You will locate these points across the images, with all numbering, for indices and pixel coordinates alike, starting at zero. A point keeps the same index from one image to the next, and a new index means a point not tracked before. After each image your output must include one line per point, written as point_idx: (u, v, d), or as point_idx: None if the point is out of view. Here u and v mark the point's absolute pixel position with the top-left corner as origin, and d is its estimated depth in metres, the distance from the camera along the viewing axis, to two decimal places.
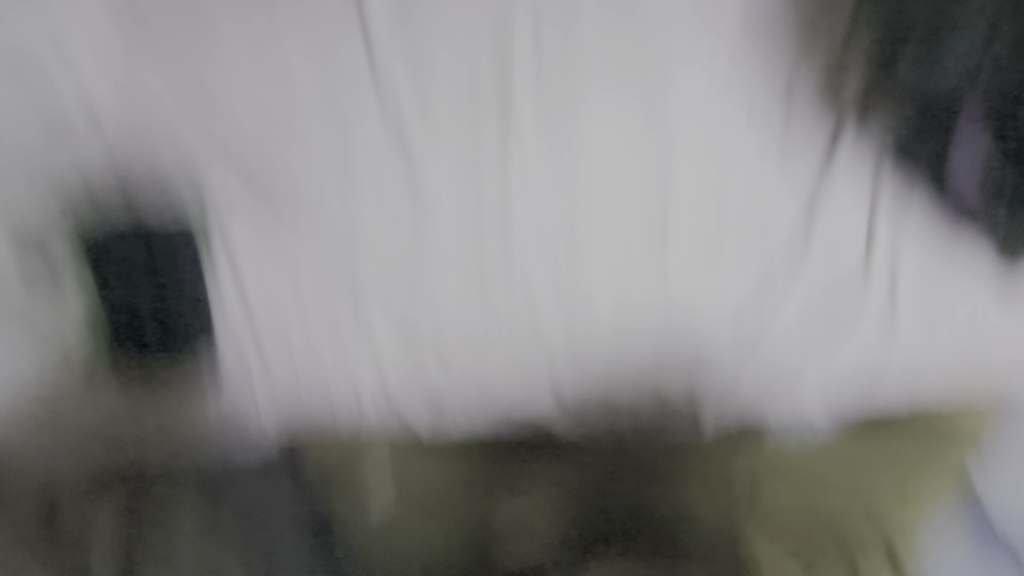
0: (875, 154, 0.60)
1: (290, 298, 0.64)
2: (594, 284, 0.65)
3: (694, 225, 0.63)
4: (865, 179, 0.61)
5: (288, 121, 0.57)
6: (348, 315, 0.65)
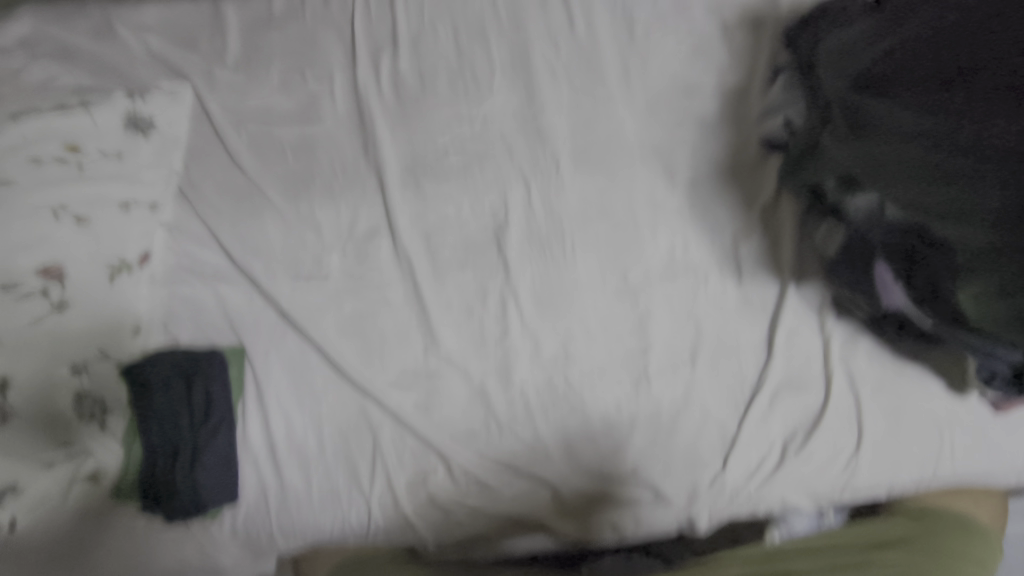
0: (813, 297, 0.74)
1: (315, 432, 0.72)
2: (584, 411, 0.70)
3: (669, 352, 0.72)
4: (810, 314, 0.73)
5: (354, 298, 0.78)
6: (366, 447, 0.71)
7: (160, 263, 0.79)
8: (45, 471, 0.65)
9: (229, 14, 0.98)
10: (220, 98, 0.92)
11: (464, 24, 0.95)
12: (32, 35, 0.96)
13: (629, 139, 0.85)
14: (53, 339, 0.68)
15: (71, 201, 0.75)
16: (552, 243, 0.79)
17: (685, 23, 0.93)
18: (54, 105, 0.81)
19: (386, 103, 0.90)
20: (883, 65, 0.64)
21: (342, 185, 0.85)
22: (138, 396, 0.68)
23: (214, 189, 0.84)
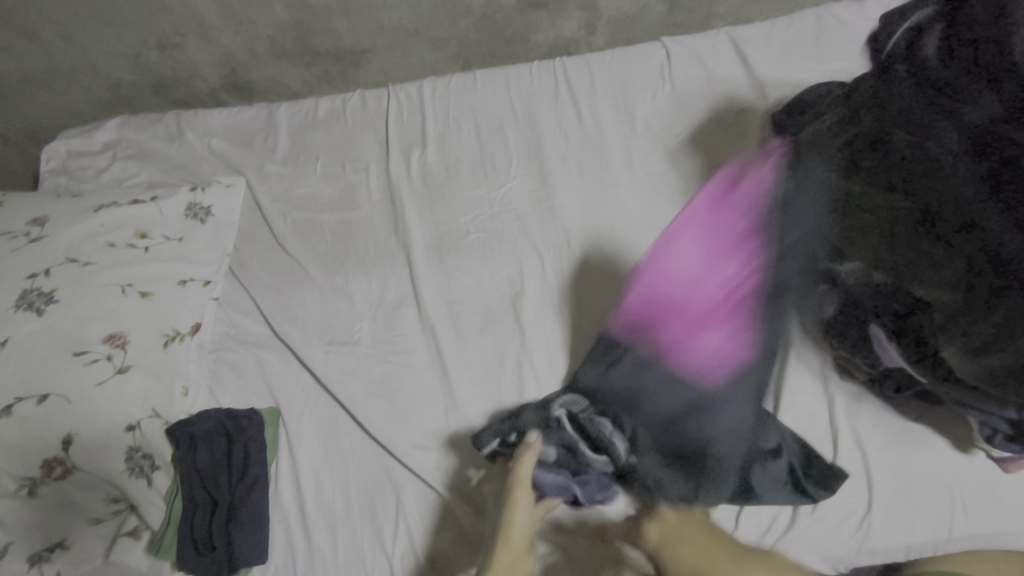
0: (816, 360, 0.78)
1: (342, 492, 0.76)
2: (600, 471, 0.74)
3: None
4: (814, 375, 0.78)
5: (382, 363, 0.84)
6: (390, 507, 0.75)
7: (207, 333, 0.87)
8: (94, 526, 0.73)
9: (281, 119, 1.13)
10: (270, 189, 1.05)
11: (485, 122, 1.07)
12: (116, 141, 1.13)
13: (634, 218, 0.93)
14: (113, 402, 0.72)
15: (136, 280, 0.83)
16: (564, 311, 0.86)
17: (682, 116, 1.04)
18: (130, 197, 0.93)
19: (415, 190, 1.01)
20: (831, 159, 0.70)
21: (374, 261, 0.94)
22: (185, 454, 0.73)
23: (261, 267, 0.95)
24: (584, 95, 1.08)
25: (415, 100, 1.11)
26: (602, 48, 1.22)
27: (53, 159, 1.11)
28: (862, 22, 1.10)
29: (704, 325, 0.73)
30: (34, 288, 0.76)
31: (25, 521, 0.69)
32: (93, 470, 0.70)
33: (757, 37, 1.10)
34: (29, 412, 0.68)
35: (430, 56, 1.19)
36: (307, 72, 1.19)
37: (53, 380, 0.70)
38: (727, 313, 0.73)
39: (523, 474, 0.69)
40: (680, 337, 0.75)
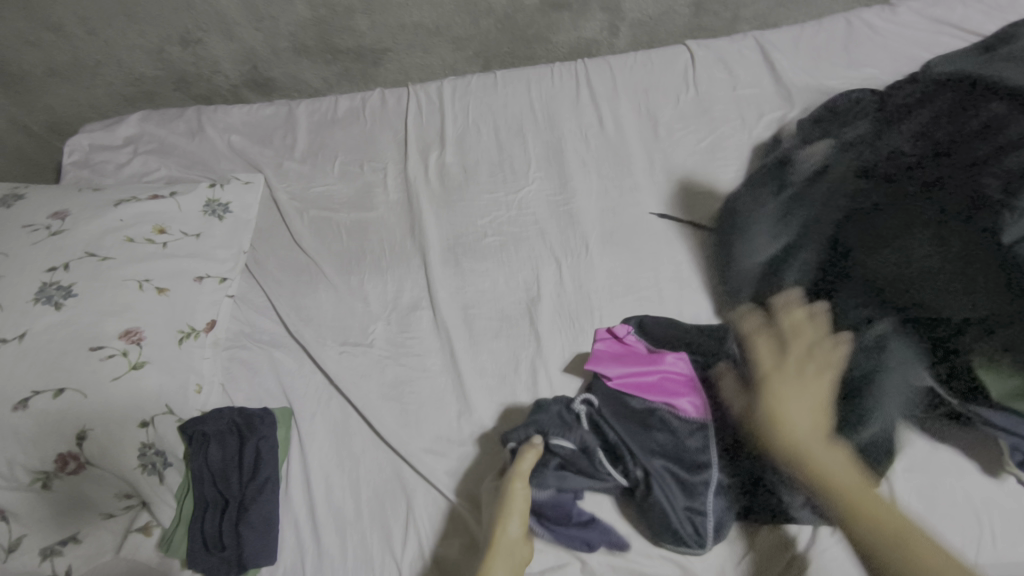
0: None
1: (353, 494, 0.75)
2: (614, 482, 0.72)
3: None
4: None
5: (395, 365, 0.83)
6: (400, 512, 0.74)
7: (222, 331, 0.87)
8: (107, 520, 0.73)
9: (301, 116, 1.13)
10: (288, 187, 1.05)
11: (505, 123, 1.06)
12: (137, 136, 1.14)
13: (653, 225, 0.92)
14: (128, 397, 0.72)
15: (153, 275, 0.83)
16: (580, 317, 0.84)
17: (706, 122, 1.02)
18: (149, 192, 0.93)
19: (433, 191, 1.00)
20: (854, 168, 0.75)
21: (389, 262, 0.93)
22: (197, 451, 0.73)
23: (277, 265, 0.95)
24: (605, 98, 1.06)
25: (435, 100, 1.11)
26: (625, 50, 1.21)
27: (75, 151, 1.12)
28: (893, 28, 1.07)
29: (670, 395, 0.73)
30: (53, 282, 0.76)
31: (38, 513, 0.70)
32: (105, 465, 0.70)
33: (784, 43, 1.08)
34: (45, 406, 0.69)
35: (451, 56, 1.18)
36: (328, 70, 1.19)
37: (69, 375, 0.71)
38: (679, 391, 0.73)
39: (522, 470, 0.68)
40: (642, 388, 0.74)
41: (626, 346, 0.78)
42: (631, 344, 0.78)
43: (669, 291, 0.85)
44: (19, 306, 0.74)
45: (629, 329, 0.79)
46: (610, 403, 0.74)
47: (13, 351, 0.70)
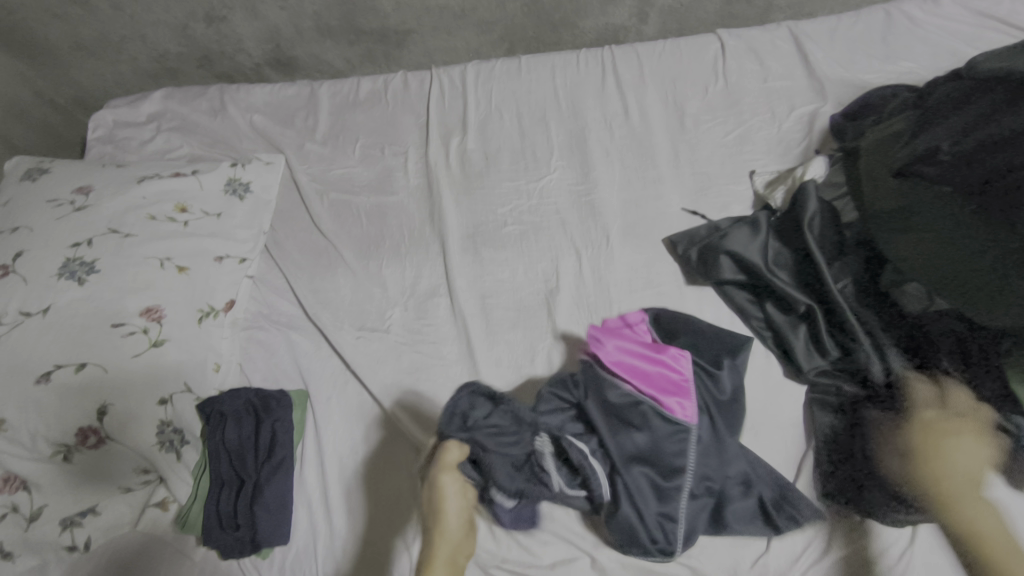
0: None
1: (366, 479, 0.76)
2: None
3: None
4: None
5: (411, 353, 0.83)
6: (411, 499, 0.74)
7: (240, 311, 0.87)
8: (125, 494, 0.74)
9: (323, 97, 1.12)
10: (309, 169, 1.04)
11: (528, 110, 1.05)
12: (161, 112, 1.14)
13: (676, 219, 0.90)
14: (146, 375, 0.73)
15: (174, 253, 0.83)
16: (599, 311, 0.83)
17: (734, 114, 0.99)
18: (171, 170, 0.94)
19: (453, 177, 0.99)
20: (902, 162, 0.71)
21: (408, 247, 0.93)
22: (214, 430, 0.73)
23: (296, 248, 0.95)
24: (632, 87, 1.04)
25: (458, 84, 1.09)
26: (653, 38, 1.18)
27: (99, 127, 1.12)
28: (936, 22, 1.03)
29: (659, 391, 0.69)
30: (76, 257, 0.77)
31: (57, 485, 0.71)
32: (124, 440, 0.71)
33: (820, 34, 1.04)
34: (67, 379, 0.70)
35: (475, 40, 1.16)
36: (351, 51, 1.18)
37: (92, 350, 0.71)
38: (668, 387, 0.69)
39: (448, 460, 0.61)
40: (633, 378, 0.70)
41: (631, 334, 0.74)
42: (639, 332, 0.75)
43: (690, 288, 0.84)
44: (44, 280, 0.75)
45: (644, 319, 0.76)
46: (595, 386, 0.71)
47: (37, 325, 0.71)
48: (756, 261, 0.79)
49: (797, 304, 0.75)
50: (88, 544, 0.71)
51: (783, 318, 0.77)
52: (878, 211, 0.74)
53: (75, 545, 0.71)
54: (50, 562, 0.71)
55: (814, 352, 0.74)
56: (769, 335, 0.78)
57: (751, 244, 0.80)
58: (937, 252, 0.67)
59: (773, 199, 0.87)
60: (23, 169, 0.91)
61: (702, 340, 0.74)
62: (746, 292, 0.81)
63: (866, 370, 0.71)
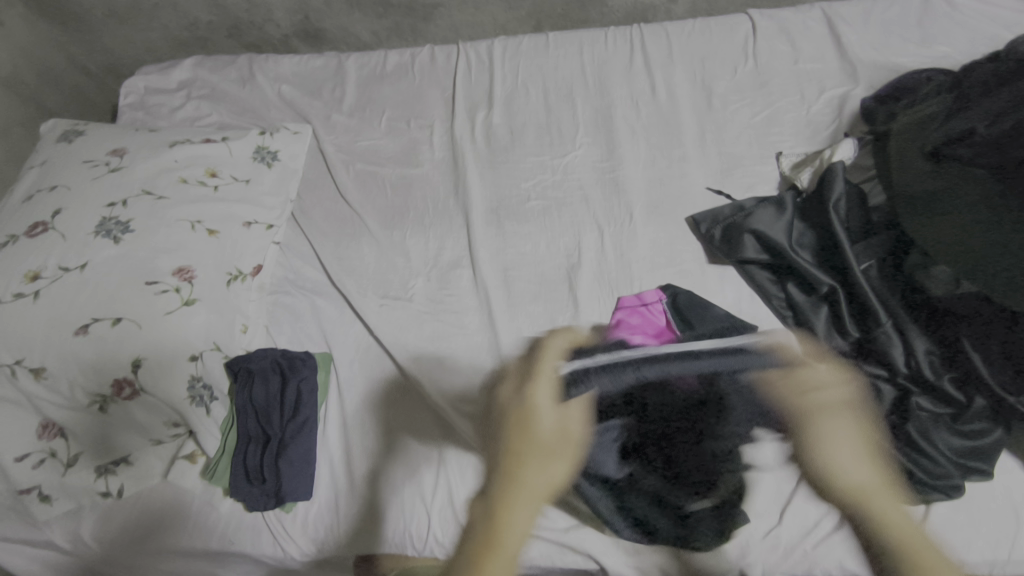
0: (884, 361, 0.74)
1: (387, 440, 0.78)
2: None
3: None
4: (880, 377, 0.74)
5: (433, 321, 0.84)
6: (432, 461, 0.76)
7: (268, 276, 0.89)
8: (155, 447, 0.77)
9: (350, 69, 1.13)
10: (335, 139, 1.06)
11: (554, 86, 1.05)
12: (191, 80, 1.16)
13: (700, 198, 0.90)
14: (178, 331, 0.75)
15: (205, 216, 0.85)
16: (620, 286, 0.84)
17: (762, 95, 0.98)
18: (202, 136, 0.95)
19: (478, 151, 1.00)
20: (933, 143, 0.71)
21: (432, 219, 0.94)
22: (243, 386, 0.76)
23: (322, 216, 0.96)
24: (660, 66, 1.03)
25: (485, 58, 1.10)
26: (682, 17, 1.17)
27: (131, 93, 1.14)
28: (975, 6, 1.01)
29: None
30: (112, 217, 0.79)
31: (93, 433, 0.74)
32: (155, 394, 0.73)
33: (854, 16, 1.03)
34: (103, 333, 0.72)
35: (503, 15, 1.16)
36: (378, 24, 1.18)
37: (126, 305, 0.74)
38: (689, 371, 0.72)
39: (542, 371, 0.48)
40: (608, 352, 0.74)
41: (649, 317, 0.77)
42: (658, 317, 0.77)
43: (711, 267, 0.84)
44: (81, 237, 0.77)
45: (661, 298, 0.79)
46: None
47: (76, 280, 0.74)
48: (780, 241, 0.78)
49: (819, 284, 0.75)
50: (122, 491, 0.75)
51: (803, 298, 0.77)
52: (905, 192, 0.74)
53: (109, 491, 0.75)
54: (86, 505, 0.76)
55: (837, 332, 0.74)
56: (790, 316, 0.78)
57: (776, 224, 0.80)
58: (967, 231, 0.67)
59: (799, 180, 0.86)
60: (59, 131, 0.93)
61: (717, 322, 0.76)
62: (768, 273, 0.81)
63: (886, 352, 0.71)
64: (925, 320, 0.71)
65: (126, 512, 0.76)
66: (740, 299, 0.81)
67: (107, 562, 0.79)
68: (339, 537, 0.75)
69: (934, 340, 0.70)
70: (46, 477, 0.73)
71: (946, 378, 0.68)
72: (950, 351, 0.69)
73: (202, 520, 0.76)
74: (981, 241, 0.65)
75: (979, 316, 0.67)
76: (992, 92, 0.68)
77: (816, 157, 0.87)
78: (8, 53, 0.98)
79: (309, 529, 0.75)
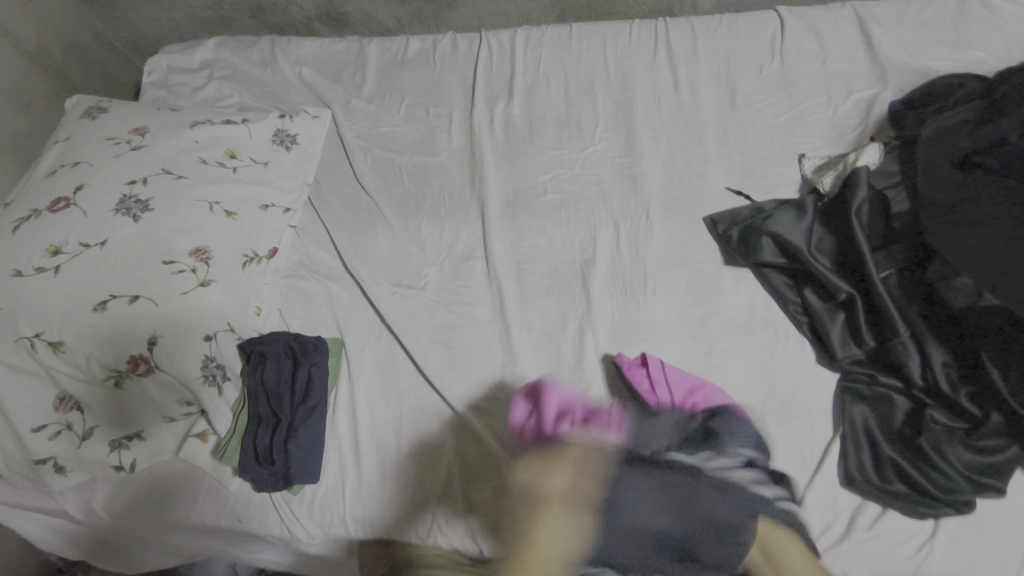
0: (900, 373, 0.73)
1: (395, 428, 0.78)
2: None
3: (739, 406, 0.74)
4: None
5: (445, 312, 0.85)
6: (438, 451, 0.76)
7: (283, 260, 0.89)
8: (167, 424, 0.78)
9: (372, 54, 1.13)
10: (353, 125, 1.05)
11: (576, 78, 1.03)
12: (213, 60, 1.16)
13: (719, 198, 0.89)
14: (194, 312, 0.76)
15: (223, 198, 0.86)
16: (634, 284, 0.83)
17: (788, 95, 0.96)
18: (223, 117, 0.95)
19: (496, 142, 0.99)
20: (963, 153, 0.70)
21: (448, 209, 0.94)
22: (254, 370, 0.76)
23: (338, 202, 0.97)
24: (684, 61, 1.02)
25: (507, 48, 1.09)
26: (708, 13, 1.15)
27: (154, 71, 1.15)
28: (1014, 10, 0.98)
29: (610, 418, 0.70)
30: (132, 195, 0.80)
31: (107, 408, 0.75)
32: (169, 372, 0.74)
33: (886, 16, 1.00)
34: (121, 310, 0.73)
35: (526, 5, 1.15)
36: (401, 10, 1.18)
37: (143, 283, 0.74)
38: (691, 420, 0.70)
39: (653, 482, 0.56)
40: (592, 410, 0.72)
41: (631, 383, 0.73)
42: (653, 373, 0.73)
43: (727, 268, 0.83)
44: (102, 214, 0.78)
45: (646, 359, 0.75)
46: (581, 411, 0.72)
47: (95, 256, 0.75)
48: (798, 245, 0.77)
49: (837, 291, 0.74)
50: (134, 466, 0.77)
51: (821, 306, 0.76)
52: (930, 200, 0.73)
53: (122, 465, 0.76)
54: (99, 477, 0.77)
55: (852, 341, 0.73)
56: (806, 322, 0.77)
57: (796, 227, 0.79)
58: (992, 242, 0.65)
59: (821, 184, 0.85)
60: (82, 107, 0.94)
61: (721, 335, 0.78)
62: (785, 277, 0.80)
63: (902, 364, 0.70)
64: (944, 331, 0.70)
65: (139, 486, 0.78)
66: (754, 302, 0.80)
67: (119, 533, 0.81)
68: (345, 523, 0.75)
69: (954, 353, 0.69)
70: (62, 449, 0.75)
71: (963, 393, 0.67)
72: (971, 365, 0.67)
73: (213, 497, 0.78)
74: (1008, 253, 0.64)
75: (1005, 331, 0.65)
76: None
77: (840, 161, 0.86)
78: (36, 27, 0.99)
79: (313, 512, 0.76)
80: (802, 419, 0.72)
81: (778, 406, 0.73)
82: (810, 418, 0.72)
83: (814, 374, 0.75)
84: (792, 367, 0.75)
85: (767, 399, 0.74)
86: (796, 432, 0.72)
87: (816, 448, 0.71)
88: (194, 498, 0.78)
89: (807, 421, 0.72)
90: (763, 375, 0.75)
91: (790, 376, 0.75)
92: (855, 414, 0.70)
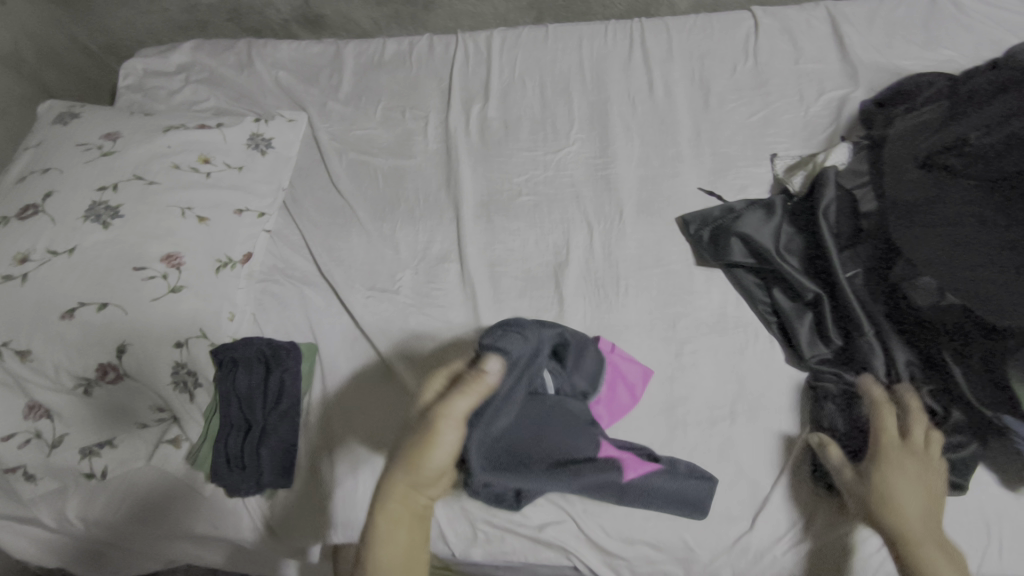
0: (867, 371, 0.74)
1: (368, 432, 0.78)
2: None
3: (709, 405, 0.74)
4: None
5: (418, 314, 0.85)
6: None
7: (257, 264, 0.89)
8: (140, 431, 0.77)
9: (348, 57, 1.13)
10: (330, 128, 1.05)
11: (552, 80, 1.04)
12: (189, 64, 1.16)
13: (692, 199, 0.89)
14: (165, 318, 0.76)
15: (195, 203, 0.86)
16: (606, 285, 0.83)
17: (761, 95, 0.97)
18: (196, 122, 0.95)
19: (471, 144, 0.99)
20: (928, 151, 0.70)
21: (422, 212, 0.94)
22: (225, 376, 0.76)
23: (313, 206, 0.97)
24: (658, 62, 1.02)
25: (483, 50, 1.09)
26: (685, 13, 1.15)
27: (130, 75, 1.14)
28: (984, 9, 0.98)
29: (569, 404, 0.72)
30: (102, 201, 0.80)
31: (78, 416, 0.75)
32: (138, 377, 0.74)
33: (859, 16, 1.01)
34: (89, 317, 0.73)
35: (504, 6, 1.15)
36: (378, 11, 1.18)
37: (112, 290, 0.74)
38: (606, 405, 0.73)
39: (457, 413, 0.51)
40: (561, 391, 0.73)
41: None
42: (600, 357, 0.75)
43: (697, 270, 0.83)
44: (71, 221, 0.77)
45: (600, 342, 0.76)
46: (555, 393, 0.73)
47: (63, 263, 0.74)
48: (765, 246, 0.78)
49: (804, 292, 0.75)
50: (105, 473, 0.76)
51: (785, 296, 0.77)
52: (896, 199, 0.73)
53: (93, 472, 0.76)
54: (71, 485, 0.77)
55: (818, 341, 0.74)
56: (775, 321, 0.77)
57: (763, 227, 0.79)
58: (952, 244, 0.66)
59: (791, 184, 0.85)
60: (55, 113, 0.93)
61: (693, 335, 0.79)
62: (754, 276, 0.80)
63: (867, 363, 0.70)
64: (908, 330, 0.71)
65: (112, 495, 0.77)
66: (724, 302, 0.81)
67: (96, 539, 0.81)
68: (317, 526, 0.76)
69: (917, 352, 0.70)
70: (33, 458, 0.75)
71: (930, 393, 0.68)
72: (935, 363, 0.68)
73: (187, 504, 0.77)
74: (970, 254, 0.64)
75: (966, 329, 0.66)
76: (989, 99, 0.67)
77: (810, 160, 0.86)
78: (9, 33, 0.98)
79: (288, 517, 0.76)
80: (770, 418, 0.73)
81: (747, 406, 0.74)
82: (778, 417, 0.73)
83: (783, 374, 0.76)
84: (762, 366, 0.76)
85: (737, 399, 0.74)
86: (764, 433, 0.72)
87: (783, 447, 0.72)
88: (168, 505, 0.77)
89: (775, 420, 0.73)
90: (734, 376, 0.76)
91: (759, 375, 0.76)
92: (824, 412, 0.71)
